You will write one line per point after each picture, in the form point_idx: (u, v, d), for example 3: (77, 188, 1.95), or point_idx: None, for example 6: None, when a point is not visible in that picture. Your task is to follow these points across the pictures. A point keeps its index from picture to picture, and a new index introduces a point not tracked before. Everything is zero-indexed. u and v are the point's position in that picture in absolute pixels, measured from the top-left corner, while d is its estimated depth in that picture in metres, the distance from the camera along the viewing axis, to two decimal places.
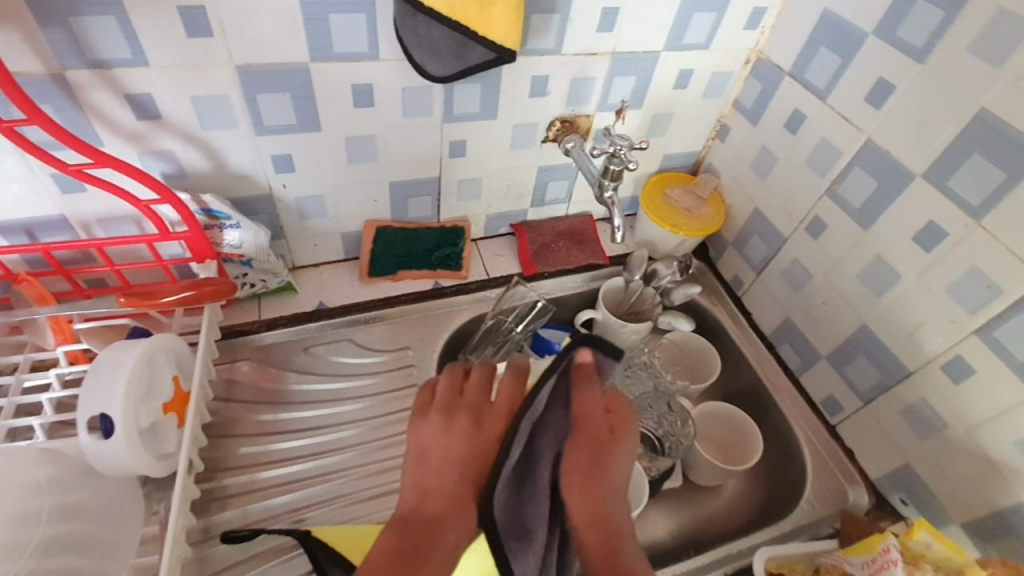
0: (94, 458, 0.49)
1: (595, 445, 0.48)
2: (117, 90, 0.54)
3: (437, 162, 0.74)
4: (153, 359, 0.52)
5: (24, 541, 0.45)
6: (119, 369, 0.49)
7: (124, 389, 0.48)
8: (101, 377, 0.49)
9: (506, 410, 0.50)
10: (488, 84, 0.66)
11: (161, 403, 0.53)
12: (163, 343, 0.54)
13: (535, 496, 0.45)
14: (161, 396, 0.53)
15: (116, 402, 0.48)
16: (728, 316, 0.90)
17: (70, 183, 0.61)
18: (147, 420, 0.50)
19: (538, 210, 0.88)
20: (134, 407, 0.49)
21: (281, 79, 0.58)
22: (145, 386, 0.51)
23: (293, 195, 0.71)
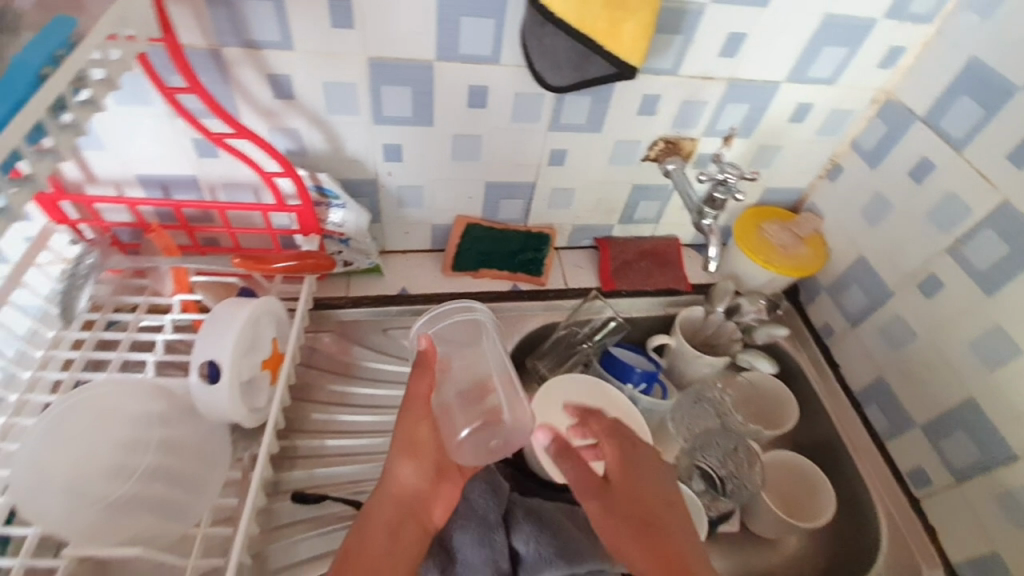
0: (199, 401, 0.53)
1: (634, 514, 0.53)
2: (263, 70, 0.59)
3: (535, 168, 0.75)
4: (258, 319, 0.56)
5: (135, 464, 0.51)
6: (231, 324, 0.53)
7: (233, 342, 0.52)
8: (215, 327, 0.53)
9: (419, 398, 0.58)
10: (599, 98, 0.66)
11: (259, 359, 0.57)
12: (267, 307, 0.58)
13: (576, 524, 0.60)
14: (261, 353, 0.57)
15: (225, 354, 0.52)
16: (811, 363, 0.85)
17: (206, 148, 0.67)
18: (247, 374, 0.55)
19: (625, 227, 0.87)
20: (239, 360, 0.53)
21: (406, 73, 0.61)
22: (249, 342, 0.56)
23: (396, 183, 0.74)
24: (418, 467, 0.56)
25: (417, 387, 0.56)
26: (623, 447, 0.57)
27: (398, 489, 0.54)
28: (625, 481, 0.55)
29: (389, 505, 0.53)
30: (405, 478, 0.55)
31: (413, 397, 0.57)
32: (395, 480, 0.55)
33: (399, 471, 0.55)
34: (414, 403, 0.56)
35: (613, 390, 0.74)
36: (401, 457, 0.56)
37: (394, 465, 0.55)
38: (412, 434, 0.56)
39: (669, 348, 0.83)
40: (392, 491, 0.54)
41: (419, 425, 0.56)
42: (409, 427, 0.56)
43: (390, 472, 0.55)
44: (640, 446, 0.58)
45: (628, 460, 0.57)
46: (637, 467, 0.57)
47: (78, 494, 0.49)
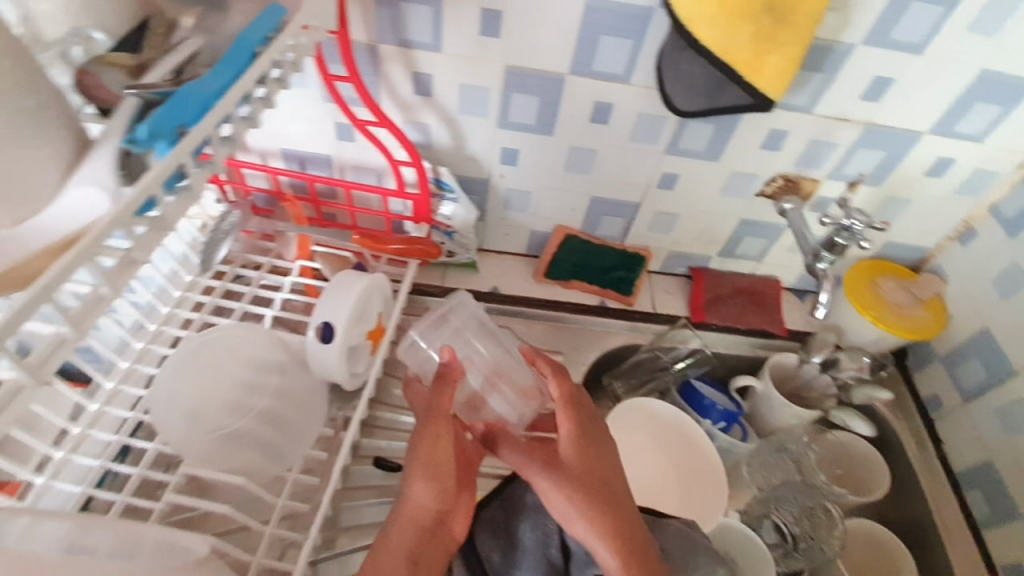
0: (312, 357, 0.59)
1: (598, 492, 0.52)
2: (410, 68, 0.64)
3: (644, 189, 0.75)
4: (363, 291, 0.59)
5: (252, 404, 0.58)
6: (349, 292, 0.58)
7: (348, 309, 0.57)
8: (335, 294, 0.58)
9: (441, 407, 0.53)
10: (723, 128, 0.66)
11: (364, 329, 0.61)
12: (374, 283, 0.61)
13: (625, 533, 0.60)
14: (368, 324, 0.62)
15: (340, 319, 0.57)
16: (910, 435, 0.79)
17: (346, 132, 0.73)
18: (353, 340, 0.59)
19: (724, 261, 0.84)
20: (350, 327, 0.58)
21: (538, 84, 0.64)
22: (360, 312, 0.60)
23: (506, 185, 0.77)
24: (436, 488, 0.51)
25: (439, 401, 0.53)
26: (582, 421, 0.55)
27: (413, 512, 0.50)
28: (584, 457, 0.53)
29: (408, 526, 0.49)
30: (422, 500, 0.51)
31: (433, 404, 0.53)
32: (411, 503, 0.50)
33: (419, 493, 0.51)
34: (436, 408, 0.53)
35: (696, 429, 0.73)
36: (418, 476, 0.51)
37: (409, 487, 0.51)
38: (429, 457, 0.51)
39: (754, 390, 0.80)
40: (408, 515, 0.50)
41: (438, 445, 0.52)
42: (430, 444, 0.52)
43: (405, 495, 0.51)
44: (597, 417, 0.57)
45: (587, 435, 0.55)
46: (597, 448, 0.55)
47: (198, 420, 0.56)
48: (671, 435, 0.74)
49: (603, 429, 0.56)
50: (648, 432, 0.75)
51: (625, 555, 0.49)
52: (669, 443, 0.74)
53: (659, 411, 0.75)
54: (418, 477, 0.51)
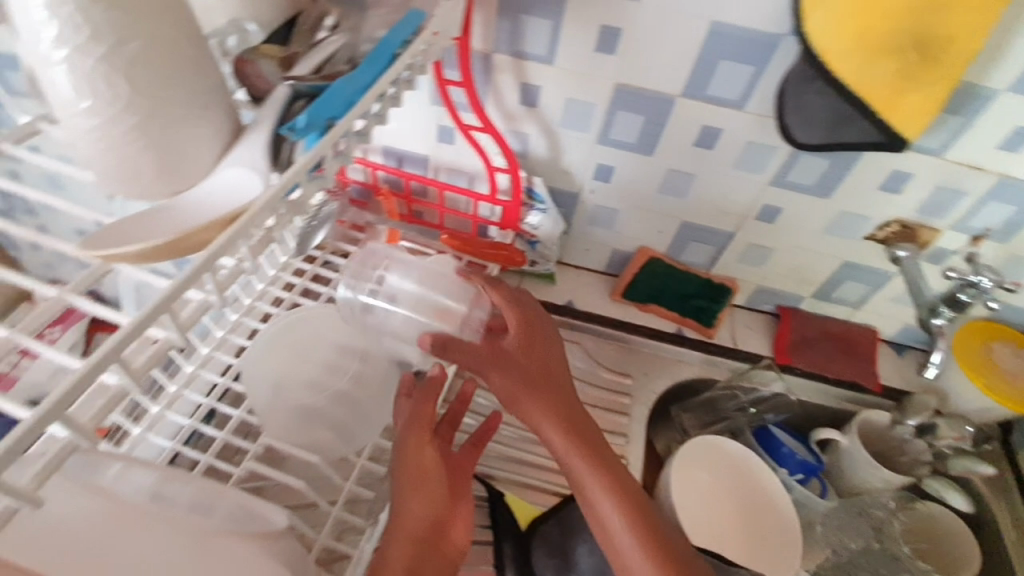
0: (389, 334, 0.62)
1: (546, 384, 0.54)
2: (520, 78, 0.65)
3: (741, 219, 0.72)
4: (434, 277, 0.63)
5: (334, 387, 0.60)
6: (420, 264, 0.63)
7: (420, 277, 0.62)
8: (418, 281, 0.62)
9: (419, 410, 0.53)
10: (839, 163, 0.62)
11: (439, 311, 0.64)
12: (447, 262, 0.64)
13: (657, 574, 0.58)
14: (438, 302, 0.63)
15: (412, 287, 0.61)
16: (1011, 520, 0.71)
17: (447, 135, 0.75)
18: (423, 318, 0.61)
19: (816, 303, 0.80)
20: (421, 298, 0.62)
21: (646, 103, 0.63)
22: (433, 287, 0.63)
23: (596, 202, 0.77)
24: (427, 498, 0.48)
25: (424, 409, 0.53)
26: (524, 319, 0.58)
27: (413, 526, 0.46)
28: (533, 352, 0.56)
29: (407, 532, 0.46)
30: (420, 513, 0.47)
31: (418, 414, 0.53)
32: (409, 517, 0.46)
33: (414, 505, 0.47)
34: (419, 417, 0.53)
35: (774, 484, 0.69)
36: (412, 489, 0.48)
37: (402, 500, 0.48)
38: (420, 464, 0.50)
39: (837, 444, 0.75)
40: (406, 528, 0.46)
41: (426, 451, 0.51)
42: (414, 451, 0.51)
43: (401, 509, 0.47)
44: (540, 318, 0.59)
45: (530, 331, 0.57)
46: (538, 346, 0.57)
47: (282, 395, 0.58)
48: (741, 480, 0.70)
49: (545, 326, 0.59)
50: (717, 475, 0.71)
51: (584, 443, 0.52)
52: (740, 490, 0.70)
53: (726, 452, 0.71)
54: (406, 492, 0.48)
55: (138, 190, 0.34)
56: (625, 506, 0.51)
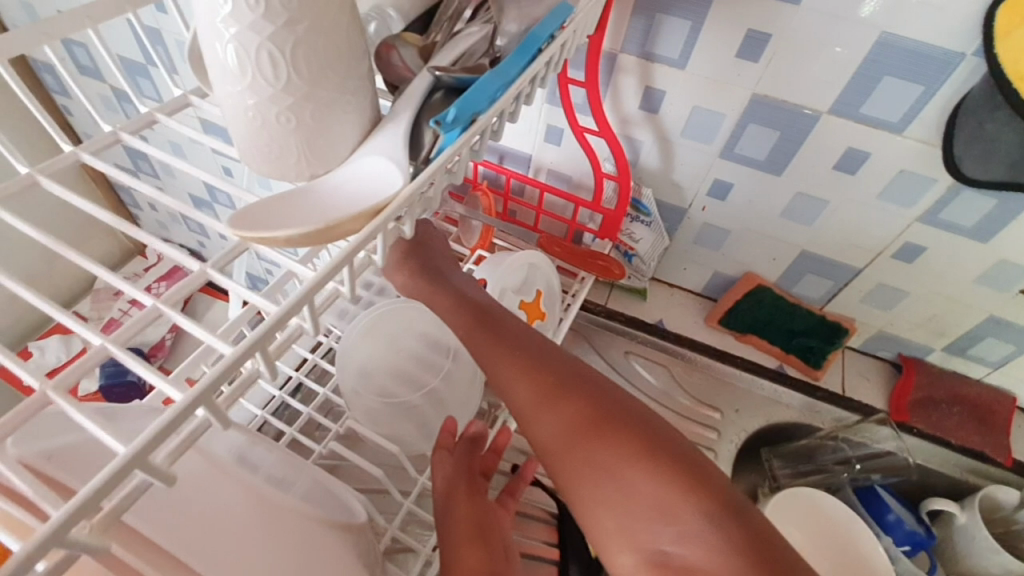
0: None
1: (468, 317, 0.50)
2: (644, 82, 0.61)
3: (873, 255, 0.65)
4: (516, 264, 0.64)
5: (422, 381, 0.59)
6: (501, 260, 0.64)
7: (503, 268, 0.63)
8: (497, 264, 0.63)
9: (453, 470, 0.52)
10: (1009, 204, 0.54)
11: (520, 299, 0.64)
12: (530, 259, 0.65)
13: None
14: (525, 295, 0.64)
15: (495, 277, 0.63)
16: None
17: (556, 135, 0.73)
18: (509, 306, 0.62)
19: (948, 357, 0.70)
20: (506, 288, 0.63)
21: (785, 118, 0.58)
22: (521, 281, 0.64)
23: (705, 219, 0.72)
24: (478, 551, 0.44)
25: (464, 465, 0.53)
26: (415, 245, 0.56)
27: None
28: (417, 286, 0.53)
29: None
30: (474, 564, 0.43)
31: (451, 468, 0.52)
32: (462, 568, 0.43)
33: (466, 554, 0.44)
34: (454, 480, 0.51)
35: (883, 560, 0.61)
36: (467, 541, 0.45)
37: (457, 552, 0.45)
38: (470, 517, 0.48)
39: (950, 518, 0.67)
40: None
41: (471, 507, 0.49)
42: (455, 510, 0.48)
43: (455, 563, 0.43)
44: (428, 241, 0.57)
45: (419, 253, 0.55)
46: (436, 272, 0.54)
47: (366, 378, 0.58)
48: (840, 543, 0.64)
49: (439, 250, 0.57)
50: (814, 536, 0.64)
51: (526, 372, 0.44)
52: (841, 553, 0.63)
53: (821, 509, 0.65)
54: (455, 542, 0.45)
55: (290, 174, 0.34)
56: (549, 399, 0.42)
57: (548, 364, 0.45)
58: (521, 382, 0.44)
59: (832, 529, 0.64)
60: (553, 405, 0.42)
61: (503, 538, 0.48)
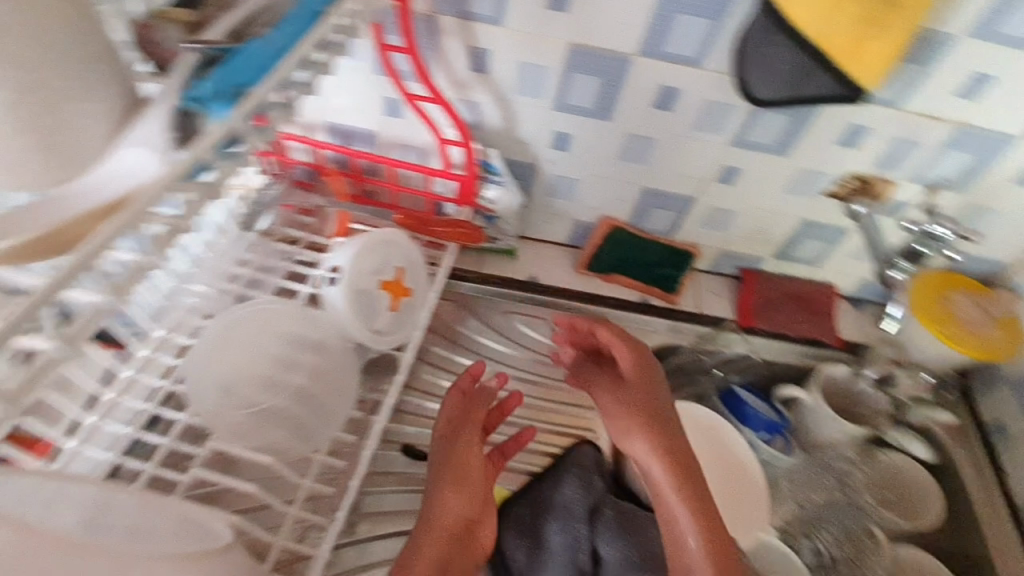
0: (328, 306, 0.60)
1: (642, 410, 0.61)
2: (468, 42, 0.61)
3: (702, 182, 0.71)
4: (373, 248, 0.62)
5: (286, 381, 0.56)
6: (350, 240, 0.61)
7: (355, 251, 0.60)
8: (351, 249, 0.60)
9: (470, 415, 0.63)
10: (797, 119, 0.61)
11: (379, 279, 0.62)
12: (385, 237, 0.63)
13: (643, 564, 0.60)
14: (385, 274, 0.62)
15: (346, 260, 0.59)
16: (970, 462, 0.71)
17: (394, 107, 0.71)
18: (364, 285, 0.60)
19: (778, 263, 0.80)
20: (361, 270, 0.60)
21: (602, 64, 0.60)
22: (377, 262, 0.62)
23: (555, 172, 0.74)
24: (462, 500, 0.56)
25: (472, 415, 0.62)
26: (638, 353, 0.65)
27: (448, 519, 0.54)
28: (637, 396, 0.62)
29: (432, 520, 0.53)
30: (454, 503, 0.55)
31: (461, 425, 0.61)
32: (446, 512, 0.54)
33: (447, 495, 0.55)
34: (471, 419, 0.62)
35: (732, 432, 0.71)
36: (448, 487, 0.56)
37: (442, 494, 0.55)
38: (464, 461, 0.58)
39: (800, 402, 0.74)
40: (444, 520, 0.53)
41: (473, 451, 0.60)
42: (460, 451, 0.59)
43: (438, 498, 0.54)
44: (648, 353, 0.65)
45: (642, 369, 0.64)
46: (654, 386, 0.63)
47: (230, 394, 0.54)
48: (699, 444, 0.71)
49: (649, 361, 0.64)
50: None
51: (674, 469, 0.58)
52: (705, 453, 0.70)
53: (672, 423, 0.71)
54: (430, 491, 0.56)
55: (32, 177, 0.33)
56: (673, 474, 0.58)
57: (689, 469, 0.58)
58: (658, 462, 0.58)
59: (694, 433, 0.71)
60: (679, 486, 0.57)
61: (490, 487, 0.60)
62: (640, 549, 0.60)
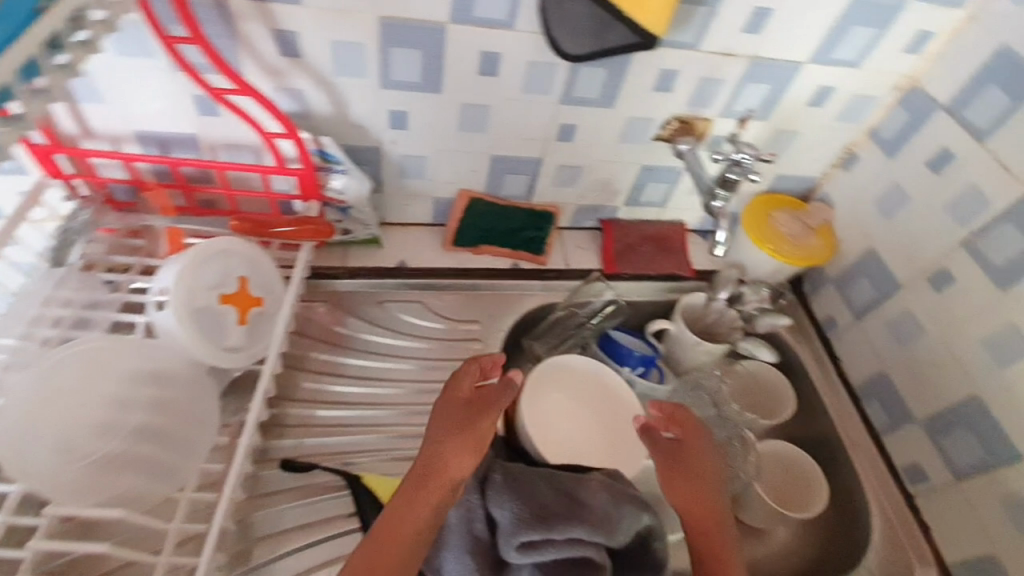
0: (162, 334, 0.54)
1: (691, 472, 0.58)
2: (268, 25, 0.56)
3: (544, 143, 0.72)
4: (206, 261, 0.56)
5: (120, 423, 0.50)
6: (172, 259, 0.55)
7: (177, 272, 0.54)
8: (174, 270, 0.54)
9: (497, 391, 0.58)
10: (614, 70, 0.64)
11: (218, 294, 0.57)
12: (216, 247, 0.57)
13: (547, 533, 0.51)
14: (225, 288, 0.57)
15: (169, 282, 0.54)
16: (811, 356, 0.80)
17: (206, 105, 0.64)
18: (201, 303, 0.55)
19: (631, 210, 0.84)
20: (192, 288, 0.55)
21: (418, 35, 0.58)
22: (213, 277, 0.57)
23: (400, 152, 0.72)
24: (470, 462, 0.54)
25: (502, 393, 0.58)
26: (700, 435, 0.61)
27: (446, 475, 0.53)
28: (689, 462, 0.59)
29: (422, 495, 0.51)
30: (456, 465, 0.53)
31: (484, 398, 0.57)
32: (446, 468, 0.53)
33: (451, 456, 0.53)
34: (496, 395, 0.58)
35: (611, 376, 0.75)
36: (451, 443, 0.54)
37: (443, 452, 0.54)
38: (481, 432, 0.55)
39: (668, 333, 0.80)
40: (441, 478, 0.52)
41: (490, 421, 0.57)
42: (476, 421, 0.56)
43: (439, 454, 0.53)
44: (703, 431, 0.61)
45: (699, 439, 0.60)
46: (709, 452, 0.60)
47: (63, 449, 0.49)
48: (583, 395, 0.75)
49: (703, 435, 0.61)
50: (568, 409, 0.74)
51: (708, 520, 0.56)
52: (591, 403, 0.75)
53: (556, 382, 0.75)
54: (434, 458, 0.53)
55: None
56: (706, 521, 0.56)
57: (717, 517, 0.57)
58: (688, 507, 0.57)
59: (571, 382, 0.76)
60: (703, 530, 0.56)
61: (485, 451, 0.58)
62: (529, 504, 0.53)
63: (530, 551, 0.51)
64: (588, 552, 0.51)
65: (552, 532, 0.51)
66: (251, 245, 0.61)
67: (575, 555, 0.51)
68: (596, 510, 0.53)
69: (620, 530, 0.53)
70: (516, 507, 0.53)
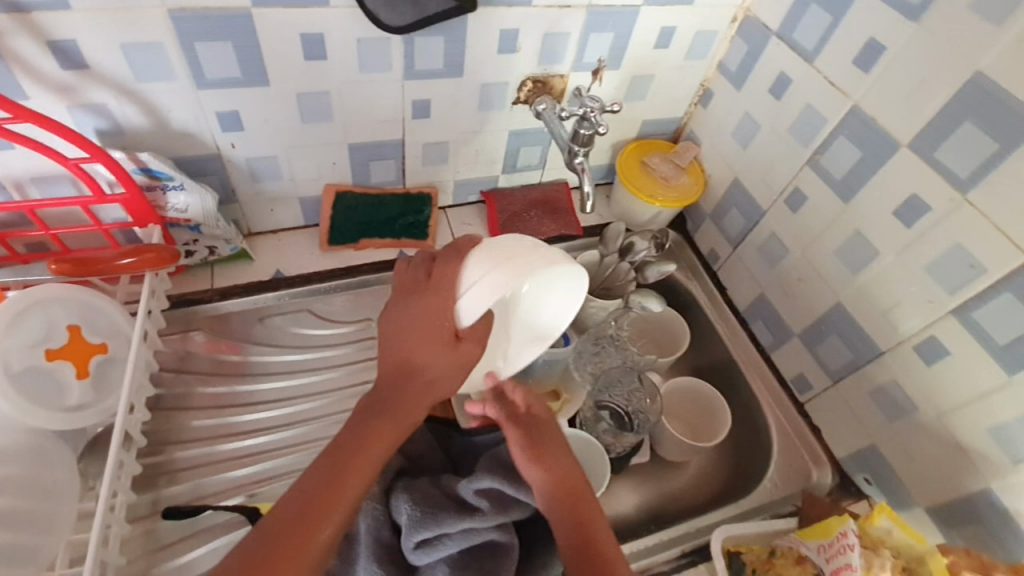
0: None
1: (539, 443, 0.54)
2: (37, 37, 0.49)
3: (400, 123, 0.69)
4: (23, 313, 0.51)
5: None
6: None
7: None
8: None
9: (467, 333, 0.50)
10: (452, 37, 0.61)
11: (44, 350, 0.52)
12: (30, 301, 0.52)
13: (439, 527, 0.51)
14: (52, 342, 0.52)
15: None
16: (704, 293, 0.84)
17: None
18: (20, 363, 0.50)
19: (510, 176, 0.83)
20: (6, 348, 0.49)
21: (221, 25, 0.53)
22: (33, 333, 0.52)
23: (243, 155, 0.66)
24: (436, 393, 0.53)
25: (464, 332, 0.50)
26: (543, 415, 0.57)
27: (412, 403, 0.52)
28: (540, 434, 0.55)
29: (370, 458, 0.50)
30: (436, 392, 0.53)
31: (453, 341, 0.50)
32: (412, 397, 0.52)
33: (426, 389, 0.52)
34: (462, 343, 0.50)
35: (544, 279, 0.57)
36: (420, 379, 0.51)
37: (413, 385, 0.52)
38: (442, 373, 0.51)
39: None
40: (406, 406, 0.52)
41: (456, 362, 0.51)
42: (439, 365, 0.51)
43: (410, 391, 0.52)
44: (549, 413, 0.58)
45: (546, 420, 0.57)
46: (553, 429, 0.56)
47: None
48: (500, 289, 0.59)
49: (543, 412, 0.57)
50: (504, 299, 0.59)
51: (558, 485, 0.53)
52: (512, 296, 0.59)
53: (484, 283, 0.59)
54: (408, 405, 0.52)
55: None
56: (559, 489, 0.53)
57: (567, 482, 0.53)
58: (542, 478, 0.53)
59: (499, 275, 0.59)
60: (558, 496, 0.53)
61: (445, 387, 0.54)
62: (422, 501, 0.53)
63: (428, 548, 0.51)
64: (489, 535, 0.52)
65: (443, 527, 0.51)
66: (80, 288, 0.55)
67: (476, 541, 0.52)
68: (485, 494, 0.53)
69: (513, 504, 0.54)
70: (411, 508, 0.52)
